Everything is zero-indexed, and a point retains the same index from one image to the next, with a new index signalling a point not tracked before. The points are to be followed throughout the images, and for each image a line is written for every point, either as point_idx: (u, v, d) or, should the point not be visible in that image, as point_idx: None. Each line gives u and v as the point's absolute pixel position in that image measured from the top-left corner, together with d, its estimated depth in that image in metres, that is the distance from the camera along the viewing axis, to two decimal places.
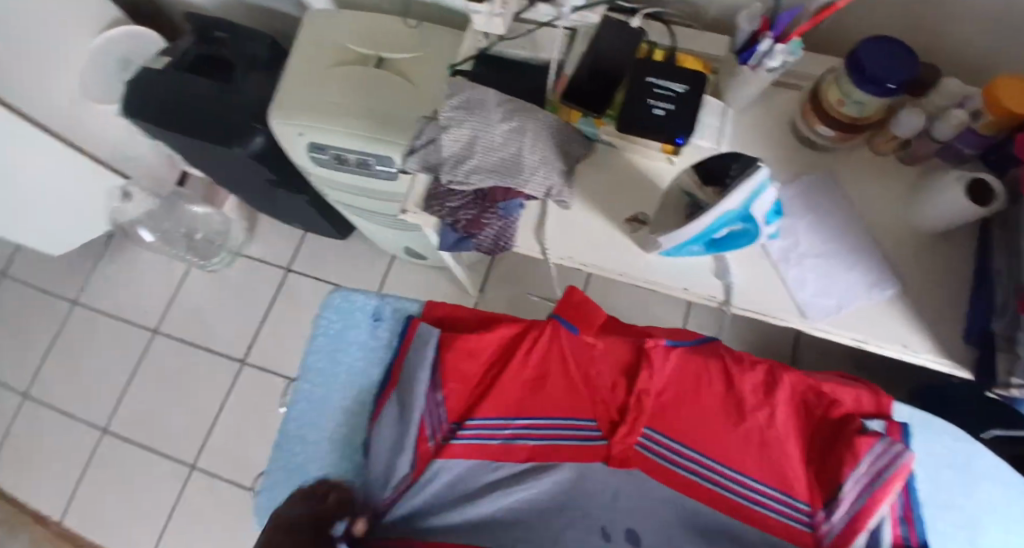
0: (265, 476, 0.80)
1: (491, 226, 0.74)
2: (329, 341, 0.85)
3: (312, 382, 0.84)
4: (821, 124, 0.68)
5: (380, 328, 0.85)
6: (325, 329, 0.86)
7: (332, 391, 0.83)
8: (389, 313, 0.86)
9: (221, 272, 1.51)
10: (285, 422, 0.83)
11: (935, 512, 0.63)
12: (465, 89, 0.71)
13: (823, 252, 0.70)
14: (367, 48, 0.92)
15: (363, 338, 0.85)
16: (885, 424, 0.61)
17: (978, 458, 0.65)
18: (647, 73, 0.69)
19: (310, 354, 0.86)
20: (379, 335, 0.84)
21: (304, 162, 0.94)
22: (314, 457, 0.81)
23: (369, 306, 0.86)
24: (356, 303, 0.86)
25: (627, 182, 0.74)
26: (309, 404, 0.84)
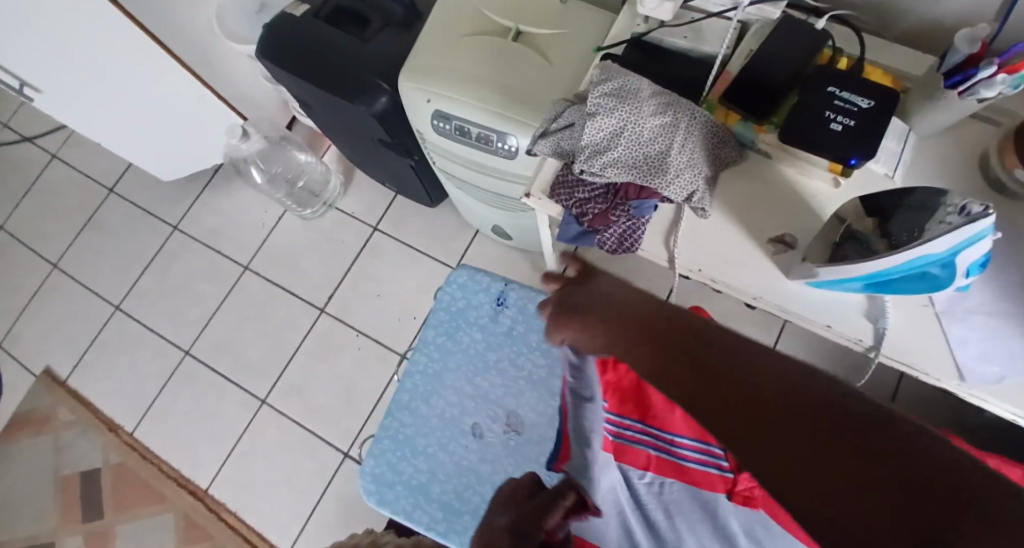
0: (375, 441, 0.86)
1: (618, 225, 0.69)
2: (450, 318, 0.89)
3: (428, 357, 0.88)
4: (1020, 167, 0.59)
5: (501, 315, 0.88)
6: (447, 306, 0.90)
7: (447, 368, 0.87)
8: (512, 301, 0.89)
9: (313, 221, 1.55)
10: (399, 391, 0.87)
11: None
12: (618, 76, 0.66)
13: (995, 311, 0.61)
14: (508, 20, 0.88)
15: (481, 322, 0.89)
16: None
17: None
18: (829, 81, 0.62)
19: (428, 329, 0.89)
20: (499, 321, 0.88)
21: (426, 128, 0.92)
22: (423, 431, 0.85)
23: (493, 292, 0.90)
24: (482, 287, 0.90)
25: (778, 198, 0.67)
26: (422, 378, 0.88)
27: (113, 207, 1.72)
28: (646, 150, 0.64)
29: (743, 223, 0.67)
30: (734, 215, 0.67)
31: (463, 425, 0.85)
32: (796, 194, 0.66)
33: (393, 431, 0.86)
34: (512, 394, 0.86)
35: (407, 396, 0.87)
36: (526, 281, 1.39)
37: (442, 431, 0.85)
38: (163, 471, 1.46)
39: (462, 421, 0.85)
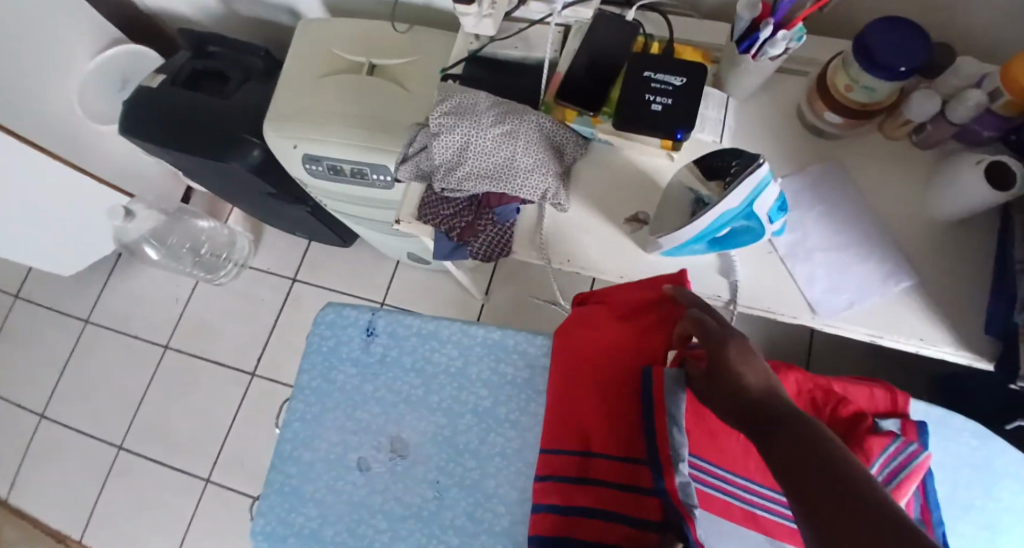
0: (261, 501, 0.81)
1: (486, 233, 0.72)
2: (323, 357, 0.85)
3: (307, 401, 0.84)
4: (828, 111, 0.65)
5: (374, 344, 0.84)
6: (318, 346, 0.86)
7: (327, 410, 0.83)
8: (382, 327, 0.85)
9: (229, 285, 1.52)
10: (281, 442, 0.83)
11: (957, 518, 0.61)
12: (455, 94, 0.69)
13: (831, 245, 0.66)
14: (359, 56, 0.90)
15: (355, 355, 0.85)
16: (901, 424, 0.58)
17: (1001, 457, 0.62)
18: (643, 67, 0.67)
19: (304, 373, 0.86)
20: (372, 351, 0.84)
21: (300, 173, 0.93)
22: (309, 478, 0.81)
23: (362, 321, 0.86)
24: (348, 318, 0.86)
25: (625, 181, 0.72)
26: (304, 423, 0.84)
27: (18, 312, 1.64)
28: (494, 159, 0.67)
29: (601, 211, 0.71)
30: (593, 204, 0.72)
31: (348, 463, 0.81)
32: (641, 174, 0.72)
33: (279, 484, 0.81)
34: (393, 423, 0.81)
35: (289, 446, 0.83)
36: (451, 302, 1.40)
37: (330, 474, 0.80)
38: None
39: (347, 459, 0.81)
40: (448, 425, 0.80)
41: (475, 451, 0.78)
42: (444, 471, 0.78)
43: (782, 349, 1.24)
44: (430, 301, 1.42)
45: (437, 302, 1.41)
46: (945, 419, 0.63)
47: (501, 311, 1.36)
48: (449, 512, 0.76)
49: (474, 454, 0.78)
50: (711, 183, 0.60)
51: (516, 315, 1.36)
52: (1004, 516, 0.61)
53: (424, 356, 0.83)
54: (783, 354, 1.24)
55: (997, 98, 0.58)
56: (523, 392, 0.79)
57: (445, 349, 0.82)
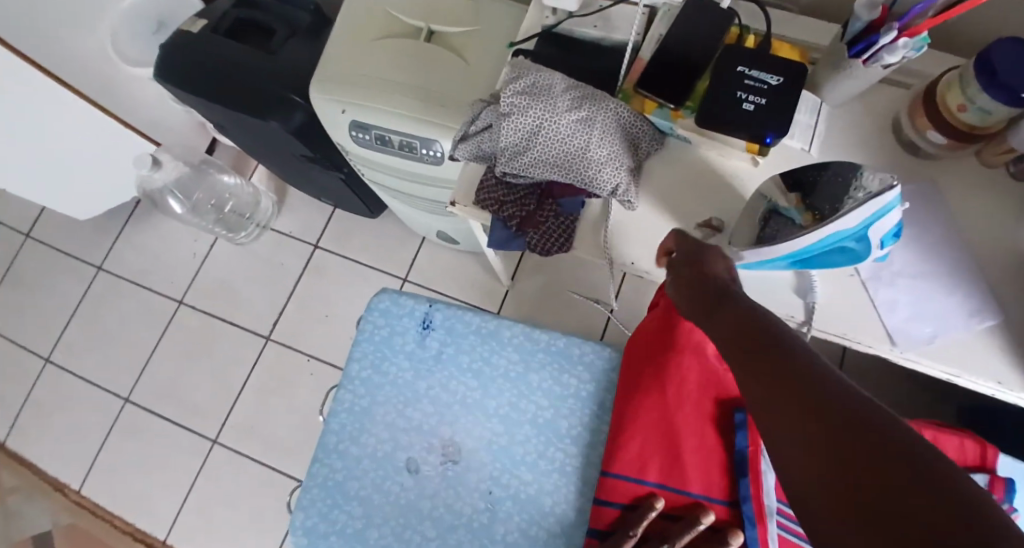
0: (302, 493, 0.78)
1: (547, 224, 0.67)
2: (374, 346, 0.82)
3: (353, 393, 0.81)
4: (932, 129, 0.60)
5: (430, 339, 0.81)
6: (369, 333, 0.82)
7: (375, 402, 0.80)
8: (439, 321, 0.81)
9: (249, 246, 1.48)
10: (326, 434, 0.80)
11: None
12: (530, 72, 0.64)
13: (919, 273, 0.62)
14: (417, 19, 0.84)
15: (409, 349, 0.81)
16: (989, 479, 0.60)
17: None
18: (738, 62, 0.62)
19: (352, 361, 0.82)
20: (427, 347, 0.81)
21: (345, 140, 0.88)
22: (354, 474, 0.78)
23: (418, 313, 0.82)
24: (405, 309, 0.82)
25: (702, 184, 0.67)
26: (350, 415, 0.81)
27: (31, 254, 1.60)
28: (566, 146, 0.63)
29: (672, 213, 0.67)
30: (664, 206, 0.67)
31: (397, 463, 0.78)
32: (720, 177, 0.67)
33: (323, 478, 0.78)
34: (450, 424, 0.78)
35: (334, 439, 0.80)
36: (477, 285, 1.37)
37: (375, 472, 0.78)
38: (114, 526, 1.38)
39: (396, 459, 0.78)
40: (505, 433, 0.77)
41: (532, 464, 0.75)
42: (497, 482, 0.75)
43: None
44: (454, 282, 1.38)
45: (462, 283, 1.37)
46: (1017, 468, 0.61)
47: (528, 299, 1.33)
48: (502, 527, 0.73)
49: (531, 467, 0.75)
50: (790, 194, 0.57)
51: (543, 305, 1.32)
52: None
53: (482, 357, 0.79)
54: None
55: None
56: (584, 406, 0.76)
57: (507, 353, 0.79)
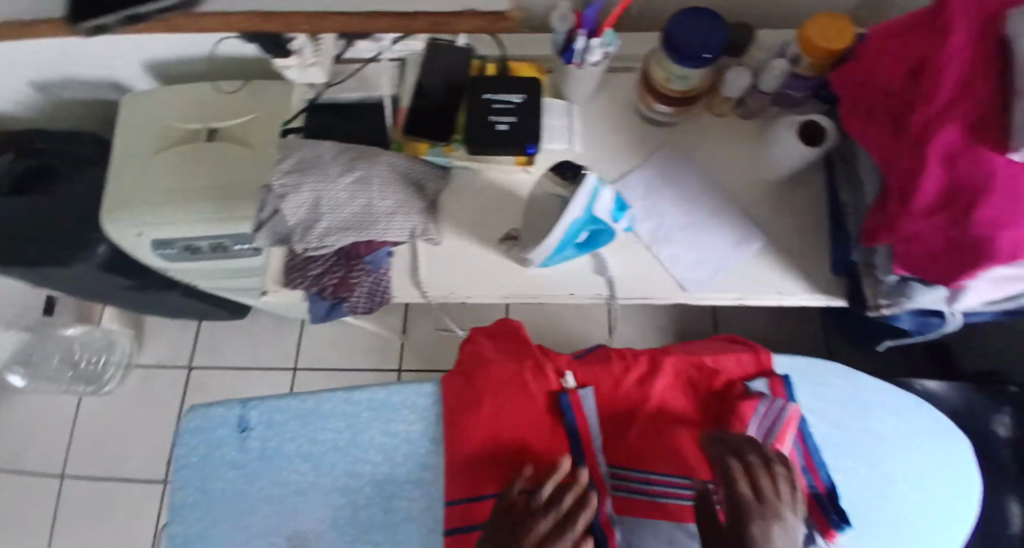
0: None
1: (362, 284, 0.69)
2: (199, 465, 0.64)
3: (188, 523, 0.63)
4: (657, 102, 0.68)
5: (250, 441, 0.64)
6: (182, 457, 0.64)
7: (214, 530, 0.62)
8: (258, 416, 0.65)
9: (118, 390, 1.38)
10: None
11: (841, 455, 0.63)
12: (296, 150, 0.66)
13: (690, 223, 0.69)
14: (195, 122, 0.84)
15: (229, 460, 0.64)
16: (768, 382, 0.64)
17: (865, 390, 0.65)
18: (482, 90, 0.68)
19: (175, 490, 0.64)
20: (248, 450, 0.64)
21: (154, 259, 0.86)
22: None
23: (231, 418, 0.65)
24: (215, 419, 0.65)
25: (491, 202, 0.72)
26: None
27: None
28: (351, 208, 0.65)
29: (474, 236, 0.71)
30: (464, 231, 0.72)
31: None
32: (505, 192, 0.73)
33: None
34: (289, 526, 0.62)
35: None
36: (367, 351, 1.35)
37: None
38: None
39: None
40: (349, 505, 0.62)
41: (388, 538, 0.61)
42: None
43: (691, 320, 1.30)
44: (344, 355, 1.36)
45: (352, 353, 1.35)
46: (810, 365, 0.67)
47: (420, 348, 1.33)
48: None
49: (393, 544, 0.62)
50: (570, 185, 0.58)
51: (436, 348, 1.33)
52: (882, 445, 0.64)
53: (309, 439, 0.64)
54: (693, 326, 1.30)
55: (799, 61, 0.63)
56: None
57: (335, 425, 0.64)
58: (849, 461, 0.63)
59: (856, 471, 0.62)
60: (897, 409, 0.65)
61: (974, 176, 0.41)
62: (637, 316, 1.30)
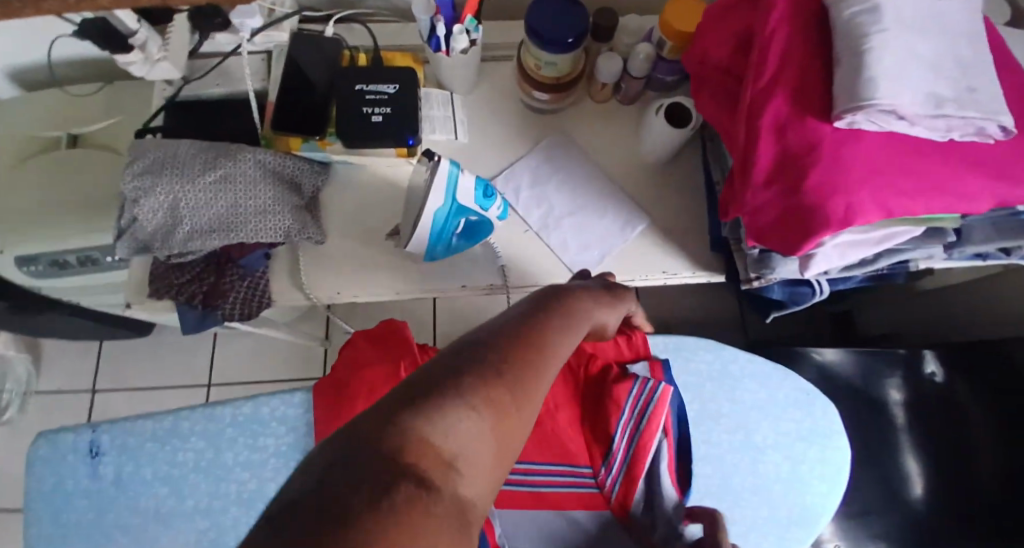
0: None
1: (237, 290, 0.64)
2: (44, 502, 0.59)
3: None
4: (534, 90, 0.67)
5: (102, 467, 0.59)
6: (28, 491, 0.59)
7: None
8: (111, 442, 0.60)
9: (15, 422, 1.28)
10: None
11: (710, 425, 0.65)
12: (147, 150, 0.61)
13: (577, 208, 0.69)
14: (52, 129, 0.78)
15: (82, 489, 0.59)
16: (648, 365, 0.64)
17: (734, 363, 0.67)
18: (354, 82, 0.66)
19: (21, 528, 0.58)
20: (101, 476, 0.59)
21: (21, 278, 0.79)
22: None
23: (82, 443, 0.60)
24: (63, 444, 0.60)
25: (376, 197, 0.70)
26: None
27: None
28: (215, 210, 0.61)
29: (356, 235, 0.69)
30: (347, 230, 0.69)
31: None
32: (388, 187, 0.71)
33: None
34: None
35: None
36: (289, 361, 1.30)
37: None
38: None
39: None
40: (213, 527, 0.59)
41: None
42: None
43: None
44: (263, 366, 1.30)
45: (272, 364, 1.30)
46: (682, 342, 0.68)
47: None
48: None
49: None
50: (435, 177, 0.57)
51: None
52: (750, 414, 0.66)
53: (166, 460, 0.60)
54: None
55: (663, 44, 0.63)
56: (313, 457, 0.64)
57: (195, 445, 0.60)
58: (715, 433, 0.65)
59: (722, 443, 0.64)
60: (761, 378, 0.67)
61: (801, 143, 0.42)
62: None
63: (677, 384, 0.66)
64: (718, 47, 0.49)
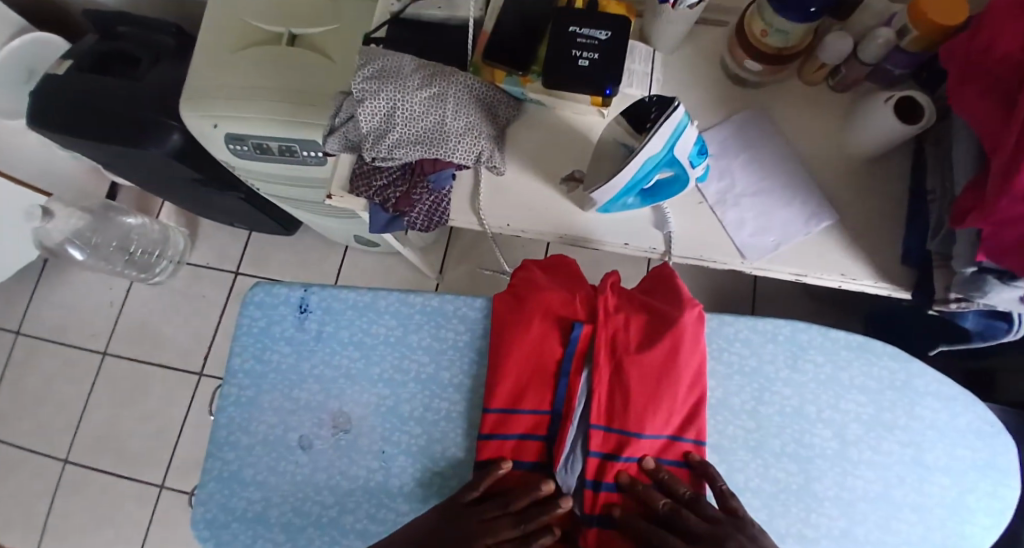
0: (199, 490, 0.69)
1: (423, 202, 0.71)
2: (255, 340, 0.73)
3: (240, 385, 0.72)
4: (748, 58, 0.66)
5: (309, 322, 0.73)
6: (247, 328, 0.73)
7: (262, 391, 0.71)
8: (317, 304, 0.73)
9: (166, 283, 1.45)
10: (216, 429, 0.71)
11: (883, 433, 0.64)
12: (378, 58, 0.66)
13: (758, 191, 0.68)
14: (276, 25, 0.85)
15: (288, 335, 0.72)
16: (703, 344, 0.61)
17: (919, 377, 0.66)
18: (569, 22, 0.65)
19: (235, 356, 0.73)
20: (306, 329, 0.72)
21: (225, 154, 0.89)
22: (248, 461, 0.69)
23: (294, 298, 0.74)
24: (278, 297, 0.74)
25: (559, 139, 0.72)
26: (240, 409, 0.71)
27: None
28: (423, 123, 0.65)
29: (537, 173, 0.71)
30: (528, 167, 0.71)
31: (290, 442, 0.69)
32: (576, 133, 0.72)
33: (218, 470, 0.69)
34: (333, 403, 0.70)
35: (223, 433, 0.70)
36: (405, 284, 1.38)
37: (265, 467, 0.69)
38: None
39: (287, 439, 0.69)
40: (392, 395, 0.69)
41: (420, 418, 0.68)
42: (390, 439, 0.68)
43: (727, 304, 1.28)
44: (381, 283, 1.39)
45: (389, 283, 1.39)
46: (867, 344, 0.67)
47: (455, 289, 1.35)
48: (397, 481, 0.66)
49: (421, 420, 0.68)
50: (637, 136, 0.57)
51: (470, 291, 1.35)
52: (926, 433, 0.64)
53: (361, 329, 0.72)
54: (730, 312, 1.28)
55: (904, 35, 0.59)
56: (467, 355, 0.70)
57: (385, 321, 0.71)
58: (885, 442, 0.64)
59: (893, 456, 0.64)
60: (945, 396, 0.66)
61: None
62: None
63: (853, 385, 0.66)
64: (1007, 37, 0.46)
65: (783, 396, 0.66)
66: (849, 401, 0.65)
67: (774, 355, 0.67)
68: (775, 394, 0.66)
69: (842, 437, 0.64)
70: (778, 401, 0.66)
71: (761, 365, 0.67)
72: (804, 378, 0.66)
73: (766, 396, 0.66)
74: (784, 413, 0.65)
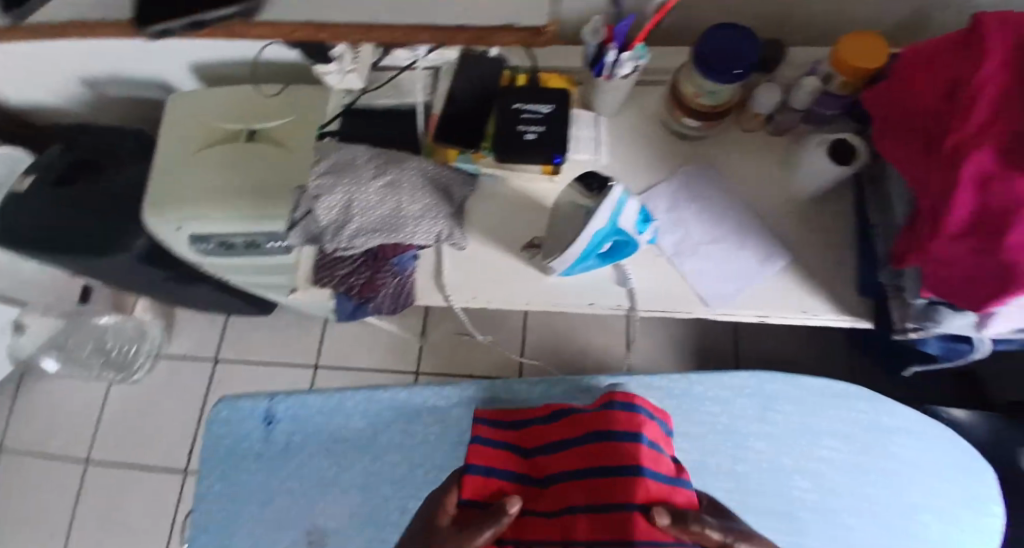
0: None
1: (387, 285, 0.72)
2: (222, 457, 0.77)
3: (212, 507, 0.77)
4: (686, 116, 0.69)
5: (276, 433, 0.78)
6: (214, 445, 0.78)
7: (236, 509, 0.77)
8: (283, 412, 0.78)
9: (146, 379, 1.42)
10: None
11: (862, 477, 0.70)
12: (331, 153, 0.68)
13: (715, 238, 0.69)
14: (235, 123, 0.87)
15: (256, 449, 0.78)
16: None
17: (887, 416, 0.71)
18: (513, 100, 0.68)
19: (203, 477, 0.78)
20: (275, 440, 0.78)
21: (191, 253, 0.90)
22: None
23: (259, 410, 0.78)
24: (244, 411, 0.78)
25: (516, 210, 0.74)
26: (213, 531, 0.76)
27: None
28: (381, 212, 0.67)
29: (499, 244, 0.72)
30: (488, 240, 0.73)
31: None
32: (531, 202, 0.74)
33: None
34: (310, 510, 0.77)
35: None
36: (388, 351, 1.37)
37: None
38: None
39: None
40: (366, 500, 0.77)
41: (397, 519, 0.76)
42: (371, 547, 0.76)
43: (709, 335, 1.29)
44: (365, 353, 1.38)
45: (373, 352, 1.38)
46: (836, 389, 0.73)
47: (439, 352, 1.35)
48: None
49: (397, 524, 0.76)
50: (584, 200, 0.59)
51: (455, 352, 1.34)
52: (901, 472, 0.70)
53: (331, 436, 0.78)
54: (715, 343, 1.29)
55: (830, 80, 0.63)
56: (437, 448, 0.77)
57: (353, 424, 0.78)
58: (865, 486, 0.70)
59: (875, 497, 0.70)
60: (916, 433, 0.71)
61: (1004, 201, 0.41)
62: (655, 329, 1.31)
63: (825, 431, 0.72)
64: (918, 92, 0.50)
65: (760, 449, 0.73)
66: (826, 448, 0.71)
67: (745, 409, 0.74)
68: (751, 449, 0.73)
69: (821, 487, 0.71)
70: (755, 456, 0.73)
71: (733, 422, 0.74)
72: (775, 429, 0.73)
73: (742, 453, 0.73)
74: (765, 468, 0.72)
